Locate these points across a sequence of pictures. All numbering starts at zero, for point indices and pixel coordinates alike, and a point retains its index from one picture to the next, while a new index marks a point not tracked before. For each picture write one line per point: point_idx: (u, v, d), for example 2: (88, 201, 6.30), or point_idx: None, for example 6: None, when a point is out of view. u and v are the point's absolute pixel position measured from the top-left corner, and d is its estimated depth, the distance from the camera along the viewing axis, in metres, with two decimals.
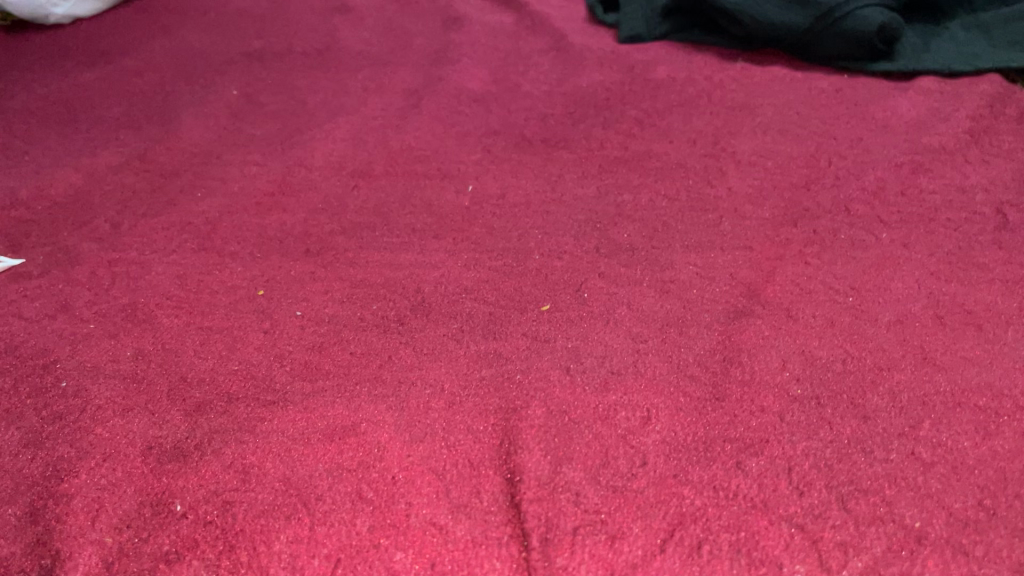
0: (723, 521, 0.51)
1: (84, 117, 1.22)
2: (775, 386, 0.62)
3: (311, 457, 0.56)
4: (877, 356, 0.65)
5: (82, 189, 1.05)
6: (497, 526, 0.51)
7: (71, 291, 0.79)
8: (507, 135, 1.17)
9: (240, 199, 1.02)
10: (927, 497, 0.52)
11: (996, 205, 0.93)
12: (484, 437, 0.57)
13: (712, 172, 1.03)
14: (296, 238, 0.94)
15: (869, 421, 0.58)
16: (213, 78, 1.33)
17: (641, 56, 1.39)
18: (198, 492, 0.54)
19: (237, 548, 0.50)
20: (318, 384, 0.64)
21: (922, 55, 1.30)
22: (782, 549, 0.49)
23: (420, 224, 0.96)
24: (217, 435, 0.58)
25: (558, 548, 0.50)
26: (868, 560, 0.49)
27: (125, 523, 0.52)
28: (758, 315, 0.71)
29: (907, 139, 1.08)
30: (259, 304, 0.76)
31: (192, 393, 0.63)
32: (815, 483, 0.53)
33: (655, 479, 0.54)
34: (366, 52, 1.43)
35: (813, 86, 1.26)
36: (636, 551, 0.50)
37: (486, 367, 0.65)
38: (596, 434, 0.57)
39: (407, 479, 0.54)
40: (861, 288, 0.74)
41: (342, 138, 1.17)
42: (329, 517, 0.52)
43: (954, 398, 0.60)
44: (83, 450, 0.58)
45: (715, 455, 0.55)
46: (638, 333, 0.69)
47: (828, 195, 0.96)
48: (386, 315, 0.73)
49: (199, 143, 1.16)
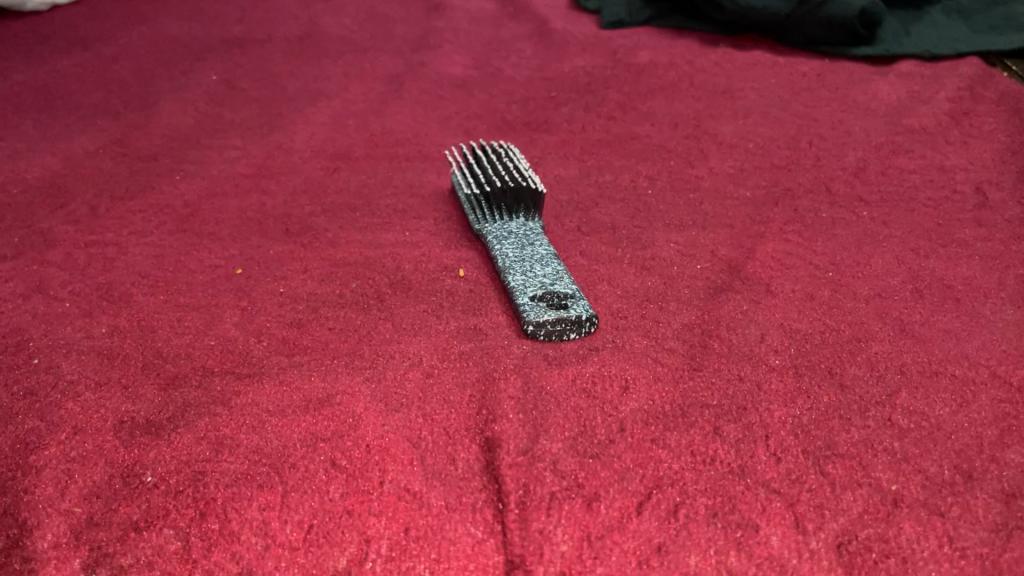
0: (700, 485, 0.50)
1: (60, 102, 1.19)
2: (754, 355, 0.62)
3: (285, 427, 0.55)
4: (855, 327, 0.65)
5: (59, 172, 1.02)
6: (471, 492, 0.50)
7: (45, 272, 0.78)
8: (489, 119, 1.17)
9: (218, 180, 1.01)
10: (904, 461, 0.52)
11: (976, 184, 0.92)
12: (460, 407, 0.57)
13: (694, 153, 1.03)
14: (276, 219, 0.90)
15: (846, 390, 0.58)
16: (193, 64, 1.32)
17: (623, 42, 1.39)
18: (171, 463, 0.53)
19: (208, 517, 0.49)
20: (294, 359, 0.63)
21: (902, 40, 1.31)
22: (759, 512, 0.48)
23: (400, 205, 0.94)
24: (191, 408, 0.57)
25: (534, 512, 0.48)
26: (846, 522, 0.48)
27: (94, 493, 0.51)
28: (736, 290, 0.71)
29: (887, 122, 1.08)
30: (238, 283, 0.75)
31: (167, 367, 0.62)
32: (792, 449, 0.53)
33: (632, 444, 0.53)
34: (347, 38, 1.42)
35: (794, 70, 1.27)
36: (613, 512, 0.48)
37: (466, 341, 0.64)
38: (574, 406, 0.56)
39: (381, 446, 0.53)
40: (840, 265, 0.75)
41: (323, 122, 1.16)
42: (302, 485, 0.51)
43: (932, 366, 0.60)
44: (54, 423, 0.57)
45: (694, 421, 0.55)
46: (618, 309, 0.68)
47: (809, 175, 0.96)
48: (365, 292, 0.73)
49: (178, 128, 1.14)
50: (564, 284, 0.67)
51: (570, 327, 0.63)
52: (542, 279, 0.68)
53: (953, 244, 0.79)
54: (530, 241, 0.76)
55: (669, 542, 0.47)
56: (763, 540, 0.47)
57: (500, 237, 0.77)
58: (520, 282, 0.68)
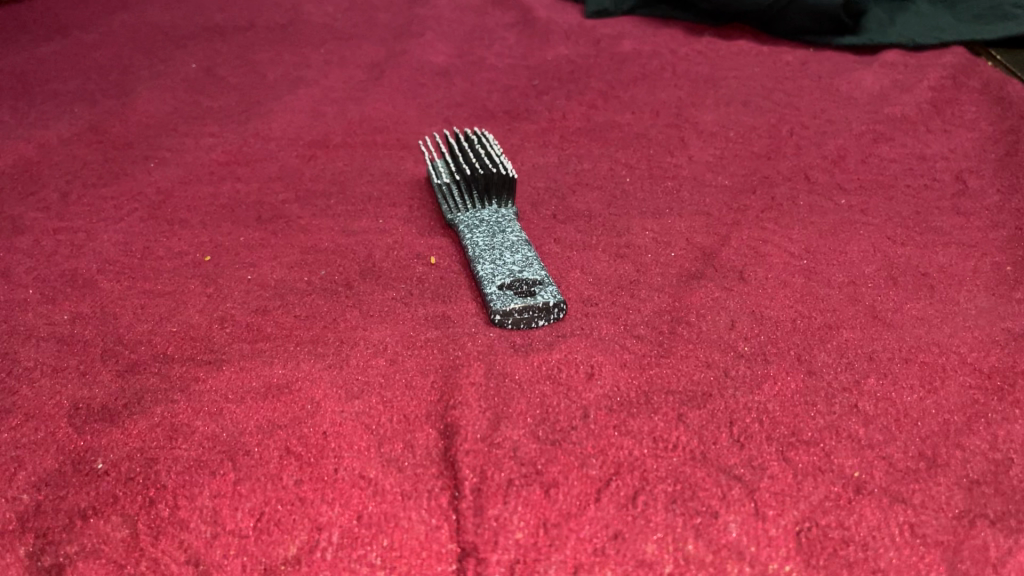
0: (660, 472, 0.49)
1: (37, 90, 1.18)
2: (723, 342, 0.61)
3: (242, 414, 0.54)
4: (827, 314, 0.64)
5: (32, 158, 1.00)
6: (428, 479, 0.49)
7: (12, 259, 0.77)
8: (470, 107, 1.16)
9: (193, 167, 0.99)
10: (868, 448, 0.51)
11: (956, 172, 0.91)
12: (422, 394, 0.56)
13: (674, 141, 1.02)
14: (249, 207, 0.89)
15: (814, 376, 0.57)
16: (173, 52, 1.30)
17: (607, 31, 1.38)
18: (123, 450, 0.52)
19: (158, 504, 0.48)
20: (257, 346, 0.62)
21: (887, 29, 1.30)
22: (718, 499, 0.47)
23: (375, 192, 0.93)
24: (148, 394, 0.56)
25: (490, 498, 0.48)
26: (807, 509, 0.47)
27: (43, 481, 0.50)
28: (710, 278, 0.70)
29: (869, 110, 1.07)
30: (205, 270, 0.74)
31: (127, 353, 0.61)
32: (757, 436, 0.52)
33: (594, 430, 0.52)
34: (329, 26, 1.41)
35: (778, 59, 1.26)
36: (570, 499, 0.48)
37: (432, 329, 0.63)
38: (539, 393, 0.55)
39: (338, 433, 0.52)
40: (815, 252, 0.74)
41: (301, 109, 1.15)
42: (254, 472, 0.50)
43: (902, 353, 0.59)
44: (7, 409, 0.56)
45: (657, 407, 0.54)
46: (589, 296, 0.67)
47: (788, 163, 0.95)
48: (333, 279, 0.72)
49: (155, 116, 1.12)
50: (532, 270, 0.66)
51: (538, 314, 0.62)
52: (510, 267, 0.67)
53: (930, 232, 0.78)
54: (502, 229, 0.75)
55: (626, 530, 0.46)
56: (722, 527, 0.46)
57: (470, 226, 0.76)
58: (488, 271, 0.67)
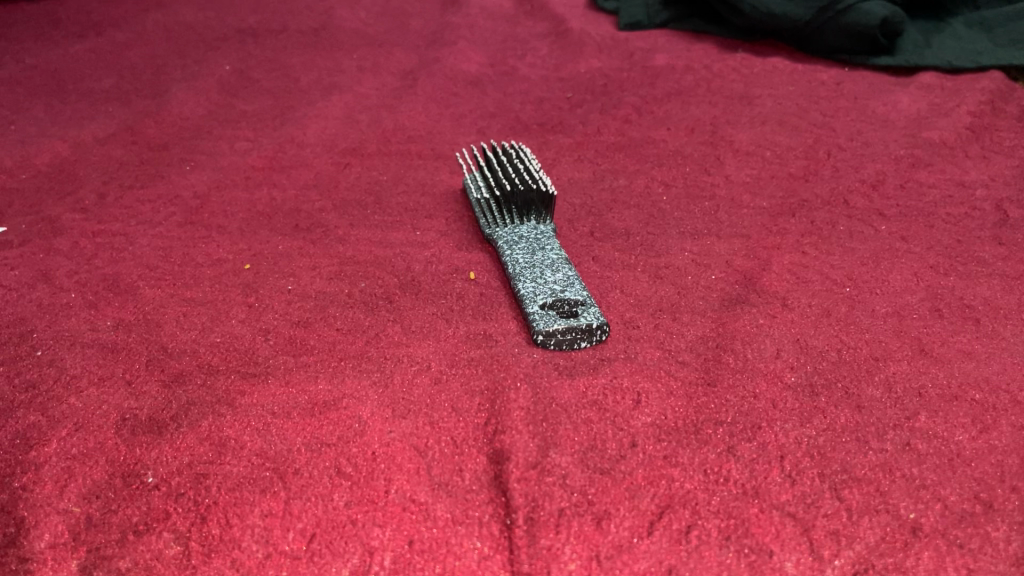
0: (712, 506, 0.49)
1: (73, 89, 1.18)
2: (769, 371, 0.60)
3: (290, 431, 0.54)
4: (872, 346, 0.64)
5: (68, 158, 1.00)
6: (479, 505, 0.49)
7: (52, 262, 0.77)
8: (503, 118, 1.16)
9: (229, 171, 0.99)
10: (922, 488, 0.51)
11: (996, 201, 0.91)
12: (470, 416, 0.55)
13: (709, 160, 1.02)
14: (286, 214, 0.89)
15: (863, 411, 0.57)
16: (207, 54, 1.31)
17: (640, 44, 1.38)
18: (172, 464, 0.52)
19: (209, 522, 0.49)
20: (302, 359, 0.62)
21: (923, 50, 1.30)
22: (773, 536, 0.47)
23: (411, 203, 0.92)
24: (195, 407, 0.56)
25: (543, 528, 0.48)
26: (862, 549, 0.47)
27: (94, 493, 0.50)
28: (753, 303, 0.70)
29: (907, 134, 1.07)
30: (246, 278, 0.74)
31: (172, 364, 0.61)
32: (807, 472, 0.51)
33: (644, 460, 0.52)
34: (362, 32, 1.41)
35: (813, 78, 1.25)
36: (622, 532, 0.48)
37: (475, 347, 0.63)
38: (586, 419, 0.55)
39: (387, 455, 0.52)
40: (858, 280, 0.74)
41: (335, 116, 1.15)
42: (305, 491, 0.50)
43: (951, 391, 0.59)
44: (55, 418, 0.56)
45: (707, 438, 0.54)
46: (630, 319, 0.67)
47: (826, 186, 0.94)
48: (373, 293, 0.71)
49: (190, 118, 1.13)
50: (574, 291, 0.65)
51: (581, 336, 0.62)
52: (553, 286, 0.66)
53: (972, 262, 0.78)
54: (541, 246, 0.74)
55: (679, 565, 0.46)
56: (778, 565, 0.46)
57: (510, 242, 0.76)
58: (530, 290, 0.67)
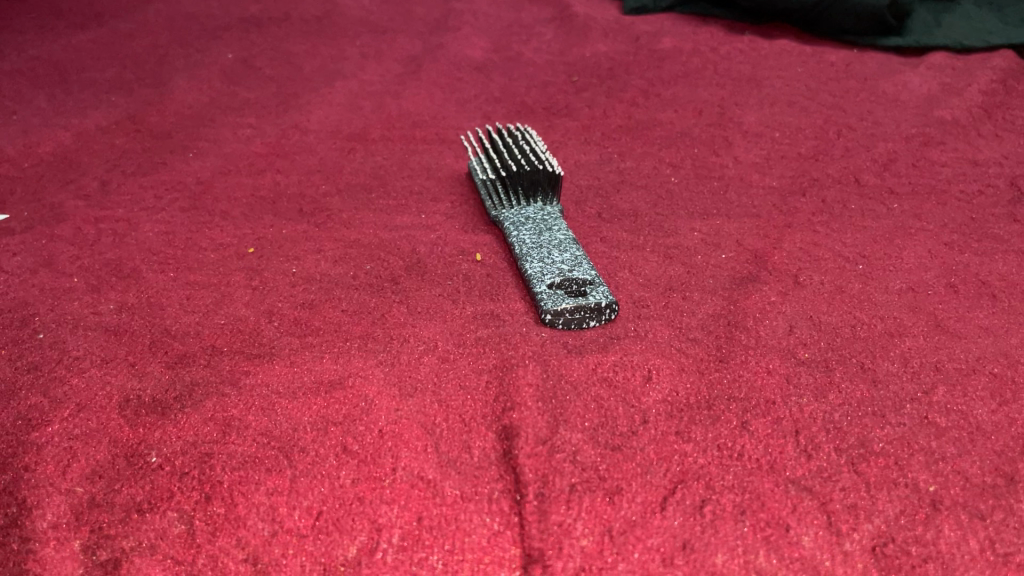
0: (727, 481, 0.48)
1: (75, 79, 1.17)
2: (782, 348, 0.59)
3: (295, 410, 0.53)
4: (887, 321, 0.63)
5: (71, 146, 0.99)
6: (489, 482, 0.48)
7: (55, 247, 0.76)
8: (508, 103, 1.15)
9: (232, 157, 0.98)
10: (941, 461, 0.50)
11: (1009, 178, 0.89)
12: (478, 394, 0.54)
13: (718, 141, 1.00)
14: (290, 199, 0.88)
15: (879, 385, 0.56)
16: (209, 43, 1.30)
17: (646, 28, 1.36)
18: (176, 444, 0.51)
19: (214, 501, 0.48)
20: (307, 340, 0.61)
21: (933, 31, 1.28)
22: (789, 511, 0.47)
23: (416, 186, 0.91)
24: (199, 388, 0.56)
25: (554, 503, 0.47)
26: (880, 524, 0.46)
27: (96, 473, 0.50)
28: (764, 281, 0.69)
29: (918, 113, 1.05)
30: (249, 261, 0.74)
31: (176, 345, 0.60)
32: (824, 447, 0.50)
33: (655, 436, 0.51)
34: (365, 19, 1.40)
35: (822, 59, 1.24)
36: (635, 507, 0.47)
37: (482, 327, 0.62)
38: (596, 396, 0.54)
39: (394, 432, 0.51)
40: (871, 258, 0.72)
41: (339, 102, 1.14)
42: (311, 470, 0.49)
43: (969, 365, 0.58)
44: (57, 399, 0.55)
45: (719, 413, 0.53)
46: (641, 298, 0.66)
47: (837, 166, 0.93)
48: (379, 275, 0.70)
49: (192, 106, 1.12)
50: (583, 270, 0.64)
51: (589, 314, 0.61)
52: (560, 266, 0.65)
53: (987, 239, 0.77)
54: (549, 227, 0.73)
55: (693, 540, 0.45)
56: (795, 539, 0.45)
57: (516, 223, 0.75)
58: (537, 270, 0.65)
